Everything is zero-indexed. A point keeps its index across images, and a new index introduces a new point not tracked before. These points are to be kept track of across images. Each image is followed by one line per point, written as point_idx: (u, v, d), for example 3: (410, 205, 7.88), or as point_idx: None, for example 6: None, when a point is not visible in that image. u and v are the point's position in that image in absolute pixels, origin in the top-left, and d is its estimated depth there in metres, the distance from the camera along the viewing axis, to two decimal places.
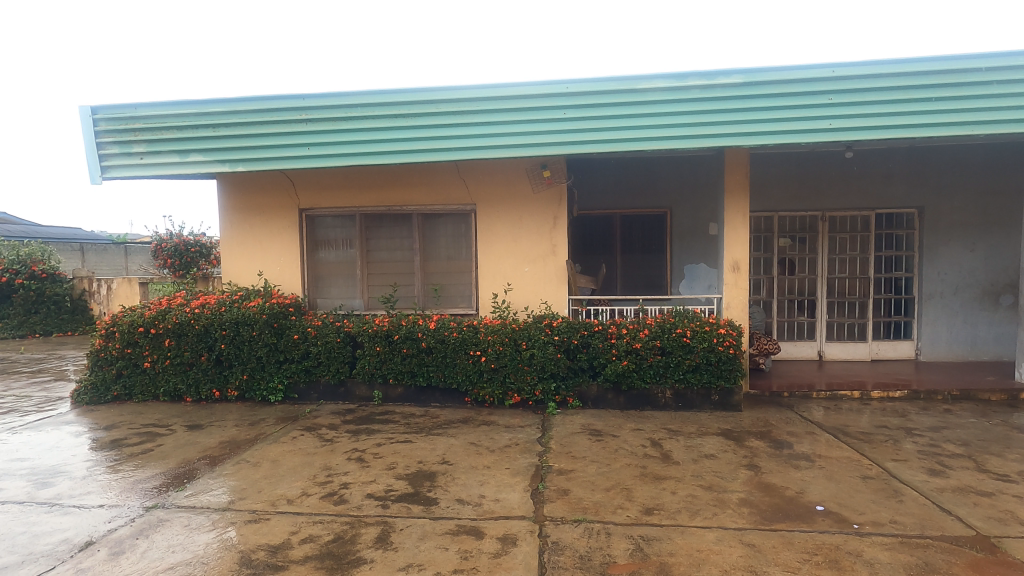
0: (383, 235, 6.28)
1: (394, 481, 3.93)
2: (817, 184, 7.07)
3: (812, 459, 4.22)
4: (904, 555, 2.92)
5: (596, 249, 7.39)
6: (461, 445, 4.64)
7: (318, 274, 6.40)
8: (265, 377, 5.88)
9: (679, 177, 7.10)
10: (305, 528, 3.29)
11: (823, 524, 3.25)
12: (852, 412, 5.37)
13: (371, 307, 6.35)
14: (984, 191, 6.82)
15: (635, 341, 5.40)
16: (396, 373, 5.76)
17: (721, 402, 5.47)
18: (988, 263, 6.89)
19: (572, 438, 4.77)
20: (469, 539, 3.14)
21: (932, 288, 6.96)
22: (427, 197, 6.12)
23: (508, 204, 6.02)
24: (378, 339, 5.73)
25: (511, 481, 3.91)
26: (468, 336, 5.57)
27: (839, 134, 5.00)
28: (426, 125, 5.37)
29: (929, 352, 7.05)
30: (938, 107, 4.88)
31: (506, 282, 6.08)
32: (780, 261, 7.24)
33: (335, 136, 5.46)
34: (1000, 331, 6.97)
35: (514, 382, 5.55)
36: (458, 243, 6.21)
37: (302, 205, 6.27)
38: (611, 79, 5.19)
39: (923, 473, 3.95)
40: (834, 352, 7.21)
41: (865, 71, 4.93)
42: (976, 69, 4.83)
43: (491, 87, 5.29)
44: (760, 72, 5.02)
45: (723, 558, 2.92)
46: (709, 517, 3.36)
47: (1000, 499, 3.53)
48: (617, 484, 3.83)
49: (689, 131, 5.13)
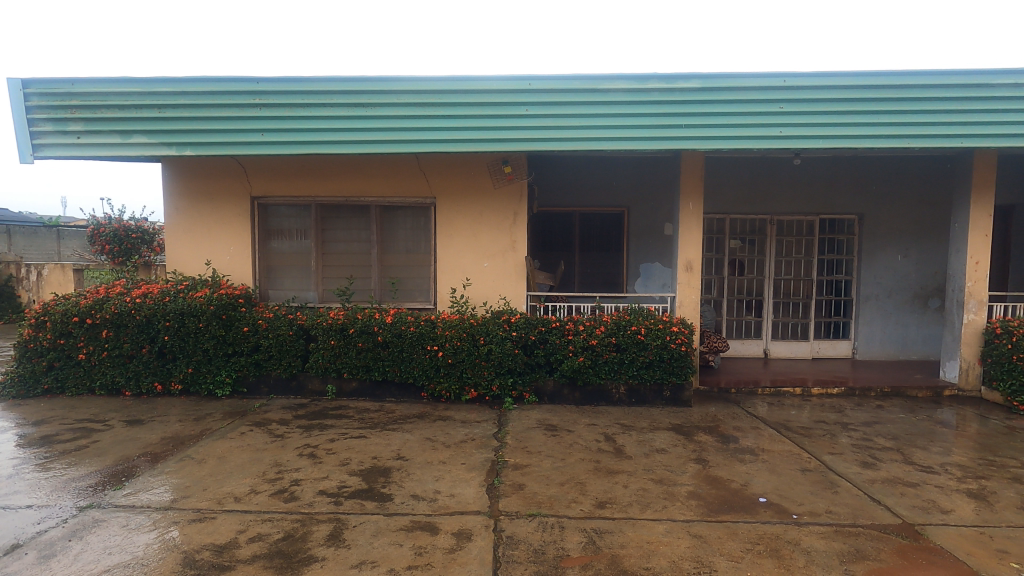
0: (339, 226, 6.14)
1: (347, 477, 3.86)
2: (767, 188, 7.35)
3: (755, 453, 4.41)
4: (839, 543, 3.09)
5: (556, 246, 7.45)
6: (417, 440, 4.61)
7: (270, 265, 6.21)
8: (212, 371, 5.67)
9: (638, 178, 7.25)
10: (254, 527, 3.19)
11: (765, 515, 3.40)
12: (793, 408, 5.63)
13: (325, 300, 6.21)
14: (919, 201, 7.27)
15: (591, 338, 5.48)
16: (351, 368, 5.65)
17: (673, 398, 5.64)
18: (919, 268, 7.34)
19: (528, 433, 4.81)
20: (424, 535, 3.13)
21: (870, 291, 7.36)
22: (386, 189, 6.01)
23: (469, 198, 5.98)
24: (333, 332, 5.61)
25: (467, 476, 3.91)
26: (426, 331, 5.53)
27: (789, 141, 5.20)
28: (387, 115, 5.27)
29: (865, 351, 7.45)
30: (879, 119, 5.15)
31: (465, 277, 6.05)
32: (730, 262, 7.51)
33: (291, 122, 5.29)
34: (928, 333, 7.44)
35: (471, 377, 5.54)
36: (417, 236, 6.14)
37: (255, 193, 6.05)
38: (574, 78, 5.22)
39: (856, 465, 4.20)
40: (779, 350, 7.53)
41: (813, 83, 5.15)
42: (912, 85, 5.12)
43: (454, 80, 5.25)
44: (717, 78, 5.17)
45: (672, 549, 3.02)
46: (659, 509, 3.47)
47: (924, 489, 3.78)
48: (572, 479, 3.89)
49: (650, 133, 5.24)
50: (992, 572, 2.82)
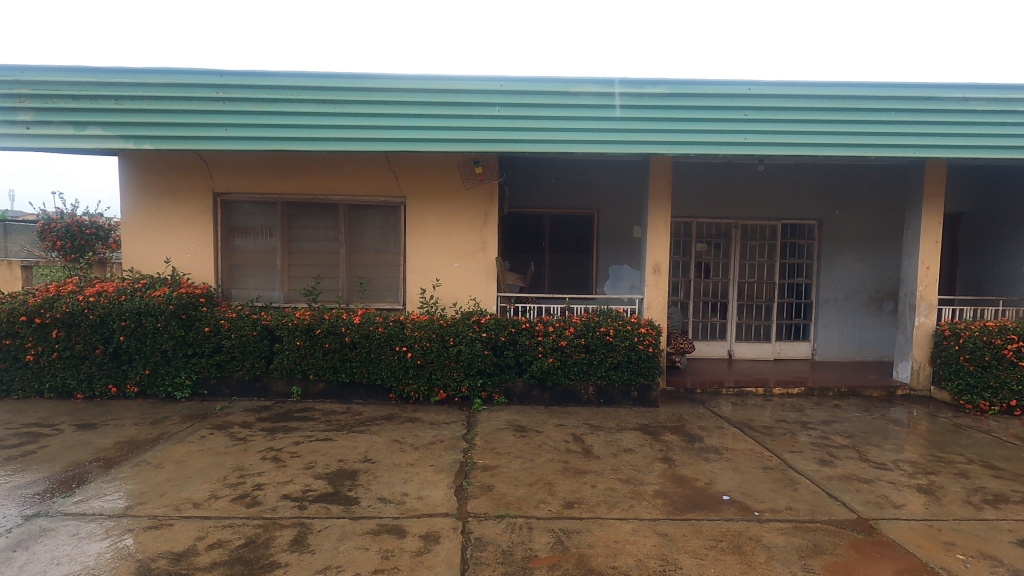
0: (306, 225, 6.02)
1: (312, 481, 3.79)
2: (733, 194, 7.53)
3: (720, 452, 4.50)
4: (798, 538, 3.18)
5: (526, 248, 7.47)
6: (384, 442, 4.55)
7: (233, 264, 6.05)
8: (170, 372, 5.48)
9: (607, 181, 7.33)
10: (214, 533, 3.10)
11: (728, 512, 3.48)
12: (756, 408, 5.78)
13: (291, 300, 6.07)
14: (875, 208, 7.56)
15: (561, 339, 5.51)
16: (317, 369, 5.54)
17: (640, 398, 5.72)
18: (875, 272, 7.63)
19: (497, 434, 4.81)
20: (391, 538, 3.09)
21: (828, 294, 7.62)
22: (355, 188, 5.92)
23: (439, 198, 5.94)
24: (299, 332, 5.49)
25: (435, 478, 3.88)
26: (394, 331, 5.46)
27: (753, 148, 5.34)
28: (357, 112, 5.20)
29: (824, 352, 7.70)
30: (838, 128, 5.34)
31: (435, 277, 6.01)
32: (697, 265, 7.67)
33: (256, 118, 5.17)
34: (883, 335, 7.73)
35: (440, 378, 5.50)
36: (386, 236, 6.06)
37: (218, 190, 5.88)
38: (545, 80, 5.26)
39: (815, 463, 4.33)
40: (742, 351, 7.73)
41: (776, 91, 5.31)
42: (869, 96, 5.33)
43: (425, 79, 5.22)
44: (684, 84, 5.29)
45: (638, 548, 3.05)
46: (626, 508, 3.51)
47: (878, 485, 3.93)
48: (540, 479, 3.90)
49: (620, 136, 5.30)
50: (941, 563, 2.95)
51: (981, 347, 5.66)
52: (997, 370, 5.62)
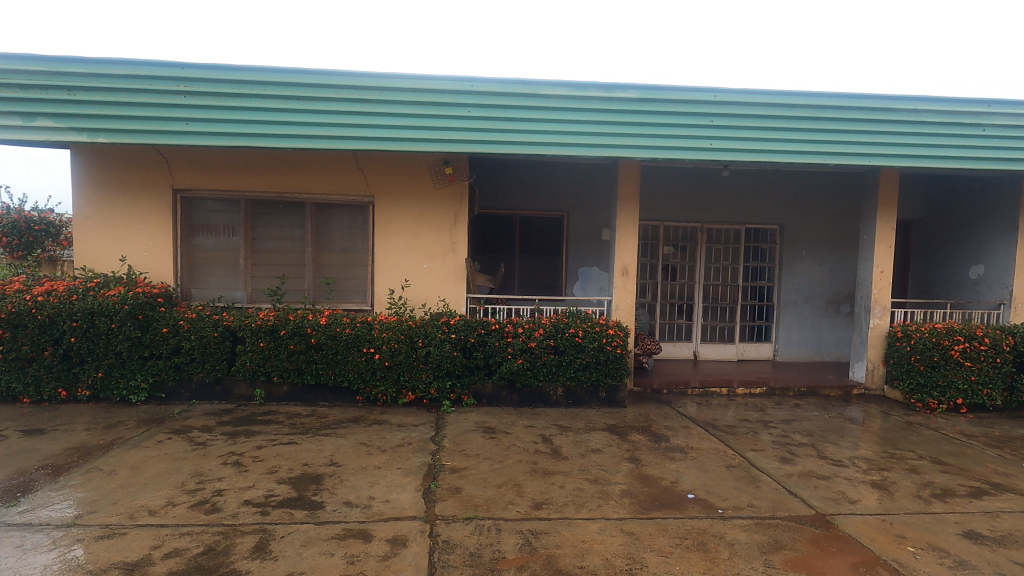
0: (271, 223, 5.88)
1: (275, 486, 3.70)
2: (699, 198, 7.69)
3: (685, 451, 4.59)
4: (759, 534, 3.27)
5: (496, 249, 7.46)
6: (351, 445, 4.47)
7: (194, 263, 5.86)
8: (125, 375, 5.28)
9: (577, 183, 7.39)
10: (170, 542, 2.99)
11: (693, 510, 3.55)
12: (720, 408, 5.91)
13: (255, 300, 5.92)
14: (833, 214, 7.83)
15: (530, 340, 5.52)
16: (282, 371, 5.42)
17: (608, 399, 5.78)
18: (833, 275, 7.90)
19: (465, 435, 4.79)
20: (356, 543, 3.03)
21: (789, 296, 7.85)
22: (322, 186, 5.81)
23: (409, 198, 5.88)
24: (262, 333, 5.36)
25: (403, 481, 3.84)
26: (362, 333, 5.38)
27: (719, 153, 5.46)
28: (324, 110, 5.12)
29: (784, 353, 7.93)
30: (799, 136, 5.51)
31: (404, 278, 5.94)
32: (664, 267, 7.80)
33: (219, 113, 5.02)
34: (840, 336, 8.00)
35: (408, 380, 5.44)
36: (354, 236, 5.97)
37: (178, 186, 5.70)
38: (515, 82, 5.28)
39: (776, 461, 4.45)
40: (707, 352, 7.90)
41: (741, 99, 5.45)
42: (828, 106, 5.53)
43: (395, 77, 5.18)
44: (653, 89, 5.39)
45: (605, 547, 3.08)
46: (594, 508, 3.54)
47: (834, 481, 4.07)
48: (509, 480, 3.90)
49: (590, 140, 5.36)
50: (893, 556, 3.07)
51: (930, 347, 5.92)
52: (945, 370, 5.88)
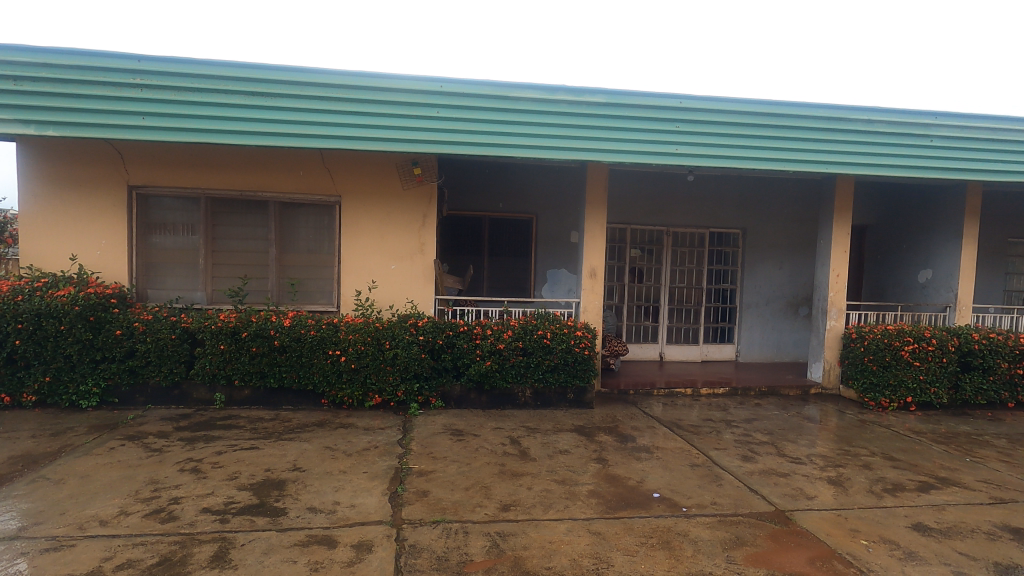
0: (233, 222, 5.73)
1: (236, 493, 3.59)
2: (665, 202, 7.84)
3: (651, 451, 4.66)
4: (722, 531, 3.34)
5: (465, 250, 7.44)
6: (315, 450, 4.39)
7: (151, 262, 5.66)
8: (75, 380, 5.06)
9: (546, 186, 7.43)
10: (123, 553, 2.86)
11: (658, 509, 3.60)
12: (684, 408, 6.03)
13: (215, 301, 5.75)
14: (792, 219, 8.08)
15: (499, 342, 5.52)
16: (243, 374, 5.27)
17: (576, 400, 5.82)
18: (792, 279, 8.15)
19: (433, 438, 4.75)
20: (320, 549, 2.97)
21: (750, 299, 8.07)
22: (287, 184, 5.69)
23: (376, 198, 5.81)
24: (223, 336, 5.21)
25: (369, 485, 3.78)
26: (327, 335, 5.28)
27: (685, 159, 5.57)
28: (289, 107, 5.01)
29: (746, 354, 8.15)
30: (760, 144, 5.67)
31: (371, 280, 5.86)
32: (631, 270, 7.92)
33: (177, 107, 4.87)
34: (799, 337, 8.27)
35: (375, 383, 5.37)
36: (320, 236, 5.86)
37: (133, 182, 5.49)
38: (485, 83, 5.29)
39: (738, 459, 4.56)
40: (673, 353, 8.05)
41: (705, 106, 5.58)
42: (787, 114, 5.71)
43: (362, 76, 5.12)
44: (621, 95, 5.47)
45: (572, 547, 3.10)
46: (562, 509, 3.56)
47: (793, 478, 4.19)
48: (476, 483, 3.89)
49: (558, 143, 5.39)
50: (847, 549, 3.18)
51: (883, 348, 6.17)
52: (896, 370, 6.14)
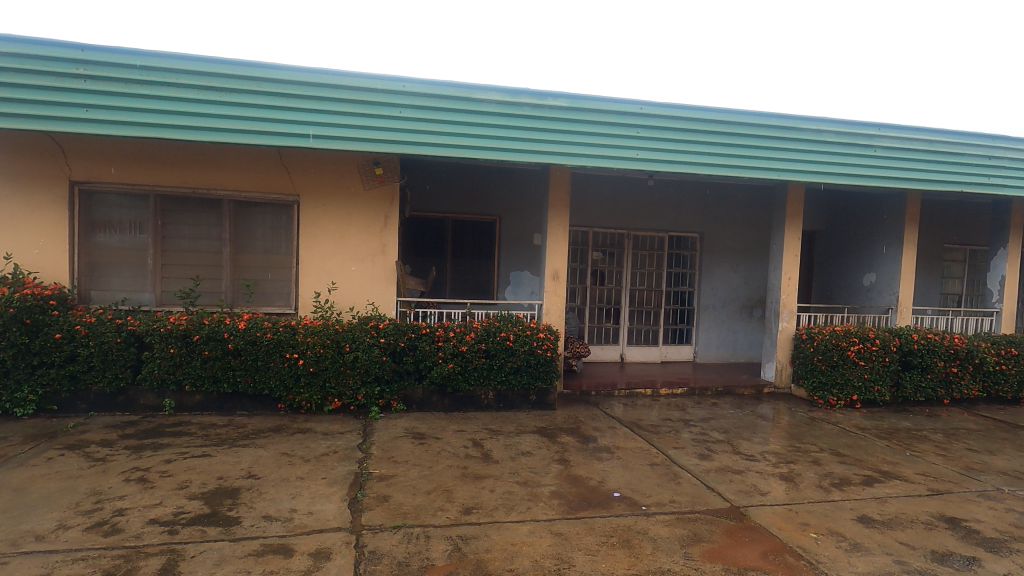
0: (184, 221, 5.51)
1: (186, 502, 3.45)
2: (626, 206, 7.97)
3: (612, 451, 4.72)
4: (680, 529, 3.42)
5: (427, 251, 7.38)
6: (271, 456, 4.26)
7: (94, 262, 5.38)
8: (9, 387, 4.77)
9: (509, 188, 7.45)
10: (61, 569, 2.71)
11: (618, 508, 3.65)
12: (644, 408, 6.14)
13: (165, 303, 5.52)
14: (747, 224, 8.35)
15: (461, 344, 5.49)
16: (194, 379, 5.08)
17: (539, 402, 5.85)
18: (747, 281, 8.42)
19: (394, 442, 4.68)
20: (276, 559, 2.89)
21: (707, 301, 8.29)
22: (242, 182, 5.51)
23: (336, 198, 5.69)
24: (173, 339, 5.00)
25: (327, 492, 3.70)
26: (285, 337, 5.13)
27: (644, 164, 5.68)
28: (245, 103, 4.86)
29: (703, 354, 8.37)
30: (716, 151, 5.85)
31: (330, 281, 5.74)
32: (593, 272, 8.02)
33: (125, 100, 4.67)
34: (753, 338, 8.54)
35: (335, 387, 5.26)
36: (277, 236, 5.70)
37: (74, 177, 5.21)
38: (448, 84, 5.27)
39: (695, 457, 4.68)
40: (633, 354, 8.18)
41: (664, 112, 5.71)
42: (742, 122, 5.90)
43: (322, 73, 5.03)
44: (582, 99, 5.53)
45: (534, 549, 3.11)
46: (524, 511, 3.56)
47: (747, 475, 4.33)
48: (438, 487, 3.85)
49: (521, 146, 5.42)
50: (798, 542, 3.30)
51: (832, 348, 6.44)
52: (843, 369, 6.43)
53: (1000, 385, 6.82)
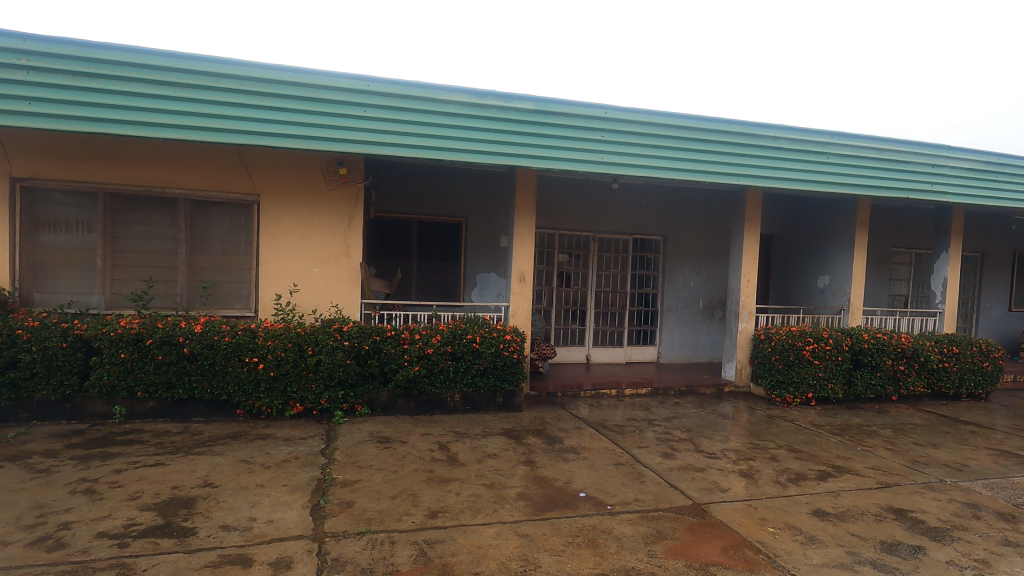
0: (136, 221, 5.29)
1: (137, 513, 3.30)
2: (592, 209, 8.07)
3: (577, 451, 4.76)
4: (644, 527, 3.47)
5: (393, 253, 7.29)
6: (229, 463, 4.12)
7: (38, 262, 5.11)
8: None
9: (476, 190, 7.44)
10: None
11: (584, 508, 3.68)
12: (609, 408, 6.22)
13: (115, 306, 5.28)
14: (709, 227, 8.56)
15: (427, 347, 5.44)
16: (147, 385, 4.88)
17: (505, 403, 5.85)
18: (708, 283, 8.62)
19: (358, 447, 4.60)
20: (234, 570, 2.79)
21: (670, 302, 8.46)
22: (198, 181, 5.33)
23: (298, 198, 5.57)
24: (124, 343, 4.80)
25: (288, 499, 3.60)
26: (244, 341, 4.99)
27: (609, 167, 5.76)
28: (202, 99, 4.72)
29: (667, 355, 8.53)
30: (678, 156, 5.97)
31: (292, 283, 5.61)
32: (559, 274, 8.08)
33: (73, 94, 4.48)
34: (714, 339, 8.75)
35: (296, 391, 5.14)
36: (236, 237, 5.53)
37: (16, 174, 4.94)
38: (413, 85, 5.23)
39: (659, 456, 4.76)
40: (599, 355, 8.28)
41: (628, 117, 5.81)
42: (702, 128, 6.06)
43: (284, 70, 4.93)
44: (548, 103, 5.58)
45: (500, 551, 3.10)
46: (490, 513, 3.55)
47: (709, 473, 4.43)
48: (404, 491, 3.80)
49: (488, 148, 5.42)
50: (756, 537, 3.39)
51: (788, 348, 6.65)
52: (799, 368, 6.65)
53: (943, 381, 7.18)
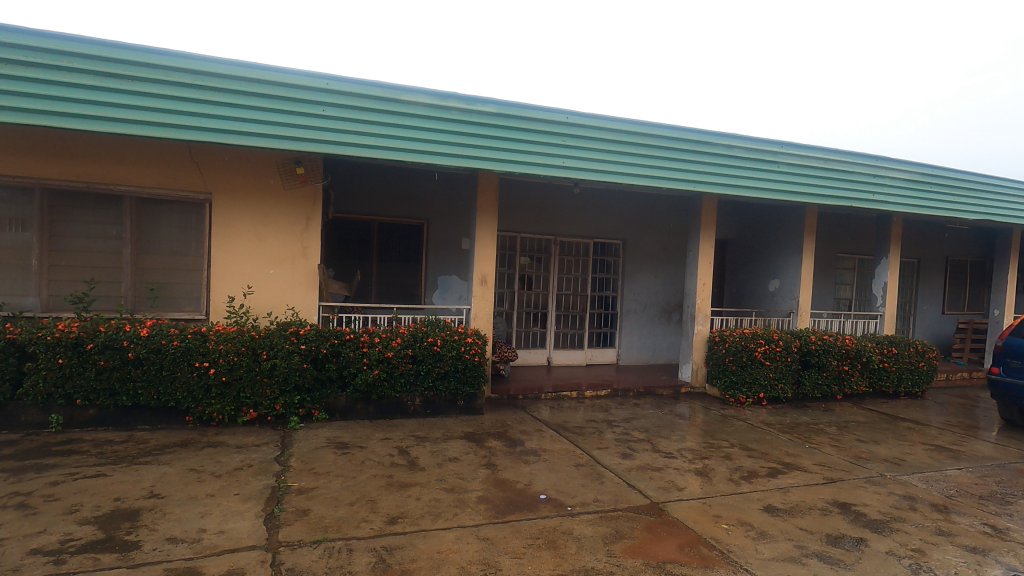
0: (77, 219, 5.01)
1: (76, 528, 3.13)
2: (554, 212, 8.14)
3: (538, 454, 4.78)
4: (603, 527, 3.51)
5: (352, 254, 7.16)
6: (177, 473, 3.95)
7: None
8: None
9: (438, 192, 7.39)
10: None
11: (544, 510, 3.70)
12: (570, 410, 6.28)
13: (53, 309, 5.00)
14: (666, 232, 8.77)
15: (387, 350, 5.36)
16: (87, 392, 4.64)
17: (466, 407, 5.82)
18: (666, 287, 8.82)
19: (315, 453, 4.49)
20: None
21: (629, 305, 8.61)
22: (145, 179, 5.10)
23: (253, 198, 5.40)
24: (62, 348, 4.53)
25: (241, 508, 3.48)
26: (194, 345, 4.79)
27: (571, 172, 5.83)
28: (152, 93, 4.54)
29: (626, 357, 8.68)
30: (637, 161, 6.11)
31: (246, 285, 5.43)
32: (520, 277, 8.12)
33: (9, 83, 4.24)
34: (671, 341, 8.96)
35: (250, 397, 4.97)
36: (186, 237, 5.32)
37: None
38: (375, 85, 5.18)
39: (618, 457, 4.83)
40: (559, 358, 8.35)
41: (589, 122, 5.91)
42: (660, 135, 6.22)
43: (240, 66, 4.78)
44: (511, 107, 5.62)
45: (461, 555, 3.08)
46: (450, 517, 3.52)
47: (666, 472, 4.53)
48: (362, 497, 3.73)
49: (450, 150, 5.39)
50: (711, 534, 3.49)
51: (741, 349, 6.89)
52: (751, 369, 6.88)
53: (884, 380, 7.55)
